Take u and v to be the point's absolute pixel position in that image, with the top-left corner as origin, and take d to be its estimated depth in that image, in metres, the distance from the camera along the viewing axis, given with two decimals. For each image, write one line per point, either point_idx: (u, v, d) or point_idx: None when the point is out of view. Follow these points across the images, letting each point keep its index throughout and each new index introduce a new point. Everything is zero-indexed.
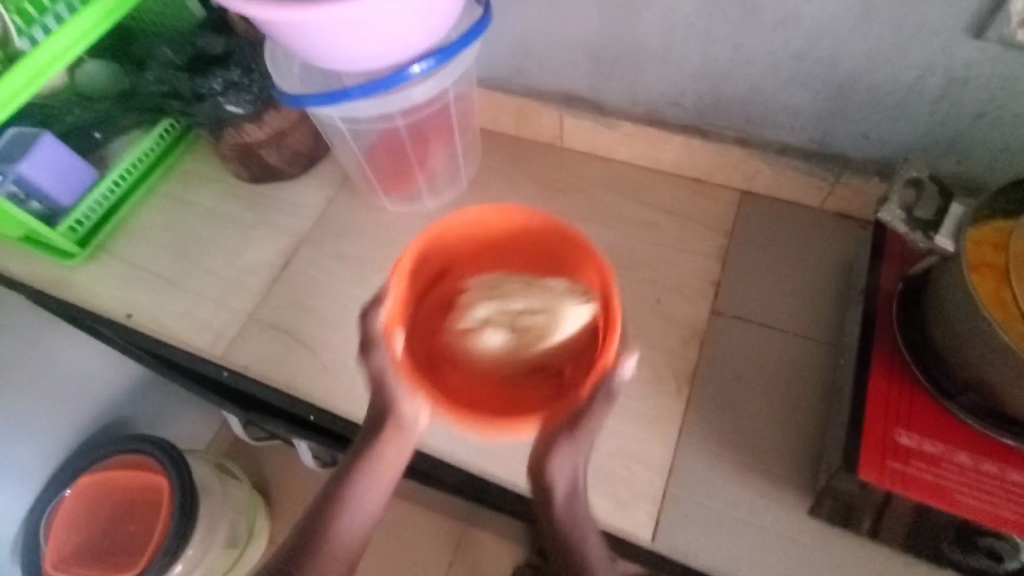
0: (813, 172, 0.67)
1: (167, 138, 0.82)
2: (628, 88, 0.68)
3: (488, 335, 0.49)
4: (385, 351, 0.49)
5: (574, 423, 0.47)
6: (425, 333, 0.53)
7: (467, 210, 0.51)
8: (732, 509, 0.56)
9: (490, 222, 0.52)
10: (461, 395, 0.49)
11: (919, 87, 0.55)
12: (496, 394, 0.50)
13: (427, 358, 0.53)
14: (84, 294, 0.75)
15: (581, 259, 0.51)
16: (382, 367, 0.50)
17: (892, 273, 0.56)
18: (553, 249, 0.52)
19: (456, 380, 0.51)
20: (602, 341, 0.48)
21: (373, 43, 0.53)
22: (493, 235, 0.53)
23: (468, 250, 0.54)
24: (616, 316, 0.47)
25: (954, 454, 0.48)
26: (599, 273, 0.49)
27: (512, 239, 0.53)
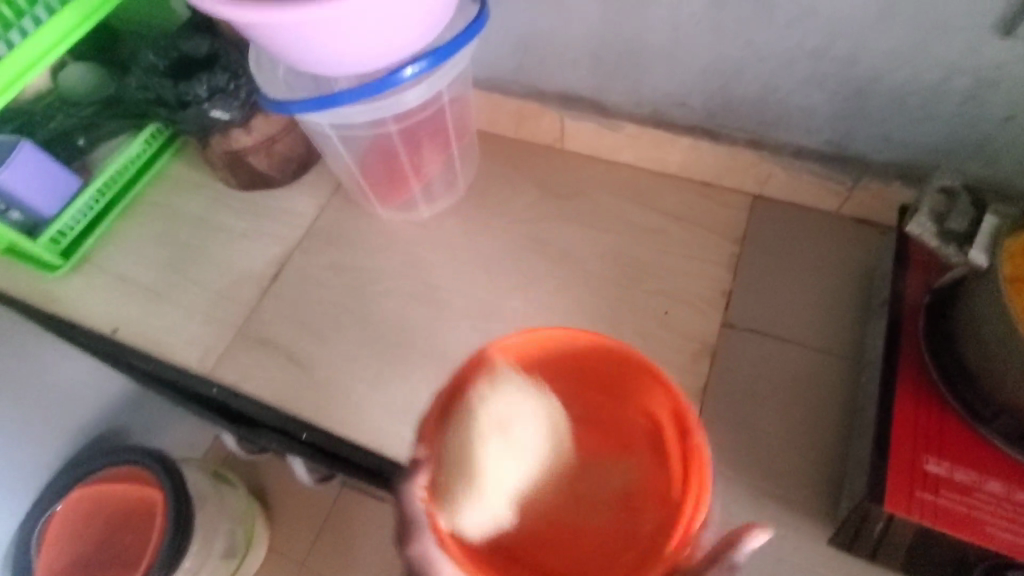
0: (830, 175, 0.63)
1: (154, 146, 0.78)
2: (633, 88, 0.65)
3: (471, 516, 0.39)
4: (423, 537, 0.38)
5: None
6: (451, 450, 0.48)
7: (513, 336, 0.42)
8: (745, 537, 0.53)
9: (522, 362, 0.43)
10: (568, 574, 0.40)
11: (945, 86, 0.52)
12: (601, 559, 0.41)
13: (458, 467, 0.47)
14: (69, 307, 0.72)
15: (639, 381, 0.43)
16: (424, 552, 0.38)
17: (917, 284, 0.53)
18: (612, 380, 0.44)
19: (509, 488, 0.48)
20: (676, 483, 0.41)
21: (362, 46, 0.50)
22: (581, 358, 0.44)
23: (561, 365, 0.44)
24: (700, 460, 0.39)
25: (986, 483, 0.45)
26: (666, 399, 0.42)
27: (561, 355, 0.44)
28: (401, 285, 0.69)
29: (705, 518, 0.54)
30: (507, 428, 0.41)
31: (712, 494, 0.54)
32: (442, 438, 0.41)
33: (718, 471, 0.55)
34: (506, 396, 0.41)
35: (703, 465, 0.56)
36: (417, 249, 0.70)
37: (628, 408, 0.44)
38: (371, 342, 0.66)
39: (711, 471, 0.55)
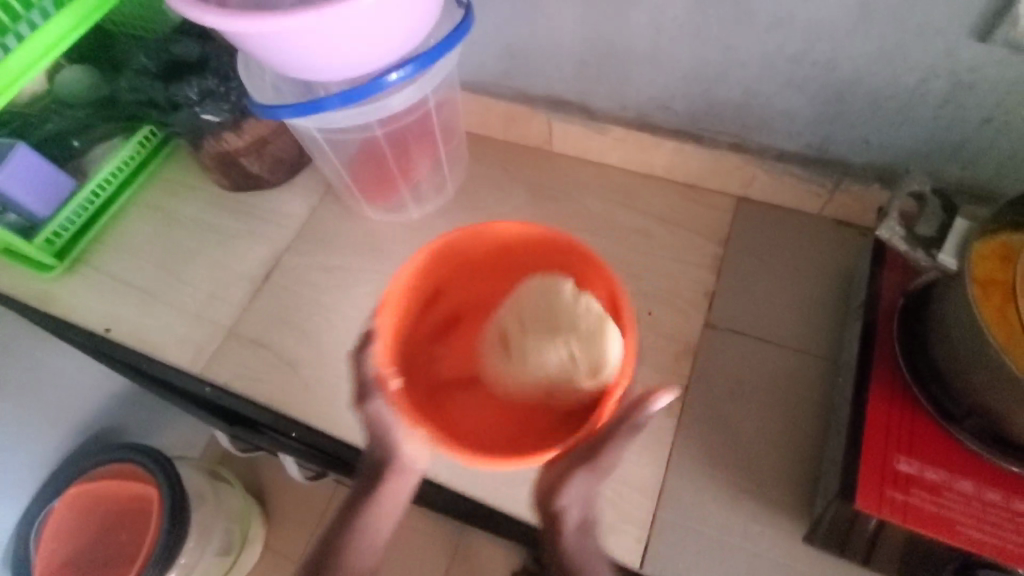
0: (812, 178, 0.64)
1: (146, 148, 0.80)
2: (618, 91, 0.66)
3: (546, 351, 0.51)
4: (377, 401, 0.51)
5: (597, 451, 0.47)
6: (423, 364, 0.57)
7: (442, 235, 0.54)
8: (725, 534, 0.54)
9: (527, 238, 0.55)
10: (472, 429, 0.54)
11: (923, 90, 0.52)
12: (524, 426, 0.53)
13: (428, 390, 0.56)
14: (63, 307, 0.73)
15: (577, 260, 0.55)
16: (379, 412, 0.51)
17: (893, 286, 0.54)
18: (546, 253, 0.56)
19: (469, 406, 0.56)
20: (611, 333, 0.52)
21: (349, 51, 0.50)
22: (490, 250, 0.57)
23: (474, 260, 0.58)
24: (628, 330, 0.50)
25: (957, 482, 0.46)
26: (605, 284, 0.52)
27: (465, 255, 0.57)
28: (390, 285, 0.70)
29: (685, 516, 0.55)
30: (562, 356, 0.50)
31: (692, 492, 0.55)
32: (396, 343, 0.54)
33: (698, 469, 0.56)
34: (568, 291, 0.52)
35: (684, 464, 0.56)
36: (406, 250, 0.71)
37: (582, 276, 0.54)
38: (360, 341, 0.67)
39: (691, 469, 0.56)
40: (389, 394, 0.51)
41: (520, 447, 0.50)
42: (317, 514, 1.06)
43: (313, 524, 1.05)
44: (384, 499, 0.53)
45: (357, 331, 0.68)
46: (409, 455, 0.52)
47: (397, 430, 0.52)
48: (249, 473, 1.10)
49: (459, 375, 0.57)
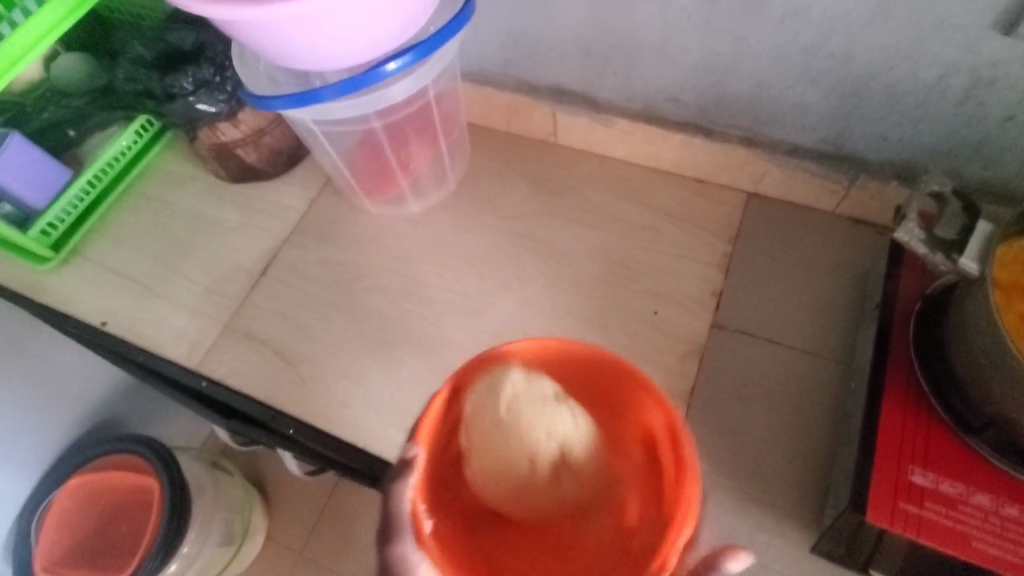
0: (826, 174, 0.62)
1: (145, 136, 0.78)
2: (625, 83, 0.63)
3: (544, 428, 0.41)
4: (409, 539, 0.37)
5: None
6: (448, 494, 0.43)
7: (500, 348, 0.42)
8: (729, 542, 0.52)
9: (529, 363, 0.43)
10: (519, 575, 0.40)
11: (943, 86, 0.50)
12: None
13: (461, 510, 0.43)
14: (58, 300, 0.72)
15: (636, 392, 0.42)
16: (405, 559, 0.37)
17: (911, 290, 0.51)
18: (609, 389, 0.43)
19: (493, 525, 0.45)
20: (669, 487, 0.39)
21: (342, 40, 0.49)
22: (563, 368, 0.44)
23: (568, 384, 0.44)
24: (691, 465, 0.38)
25: (973, 495, 0.44)
26: (663, 414, 0.40)
27: (563, 368, 0.44)
28: (389, 280, 0.68)
29: None
30: (553, 433, 0.41)
31: (696, 499, 0.54)
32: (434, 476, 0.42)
33: (703, 475, 0.55)
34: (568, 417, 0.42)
35: None
36: (407, 244, 0.70)
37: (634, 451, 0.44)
38: (358, 338, 0.66)
39: (696, 475, 0.55)
40: (423, 540, 0.37)
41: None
42: (316, 511, 1.00)
43: (312, 521, 0.99)
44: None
45: (355, 328, 0.66)
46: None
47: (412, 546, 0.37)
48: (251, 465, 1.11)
49: (496, 502, 0.44)
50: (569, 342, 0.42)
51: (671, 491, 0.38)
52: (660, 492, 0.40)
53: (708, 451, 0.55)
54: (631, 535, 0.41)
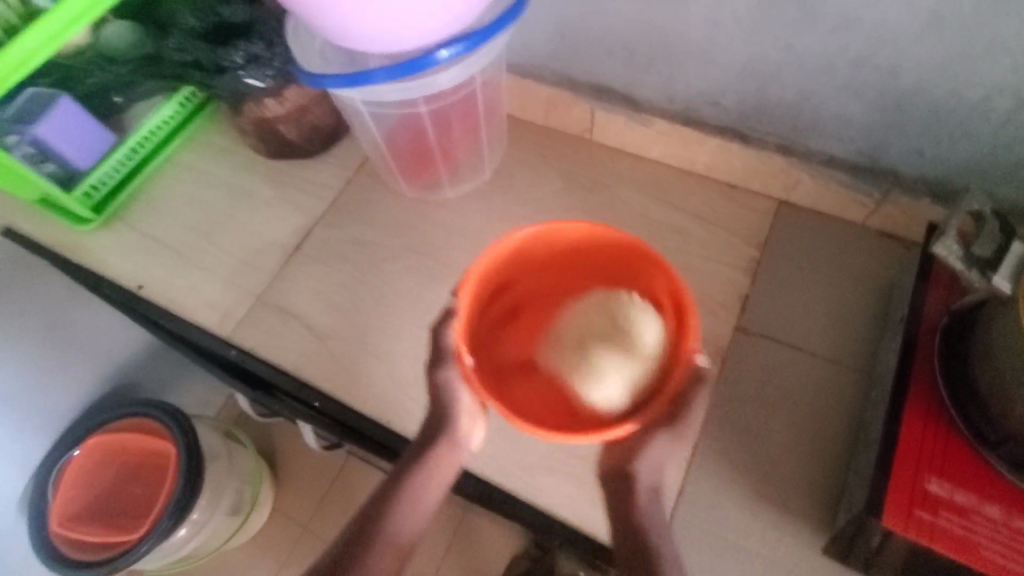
0: (858, 187, 0.63)
1: (187, 107, 0.80)
2: (667, 83, 0.64)
3: (601, 389, 0.48)
4: (453, 364, 0.51)
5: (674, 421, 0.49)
6: (486, 348, 0.54)
7: (559, 221, 0.49)
8: (742, 539, 0.54)
9: (549, 242, 0.51)
10: (528, 407, 0.50)
11: (985, 106, 0.51)
12: (555, 405, 0.50)
13: (495, 367, 0.53)
14: (95, 261, 0.74)
15: (650, 268, 0.49)
16: (450, 378, 0.51)
17: (937, 304, 0.52)
18: (613, 273, 0.54)
19: (529, 390, 0.51)
20: (672, 339, 0.48)
21: (399, 23, 0.50)
22: (578, 252, 0.53)
23: (597, 271, 0.54)
24: (691, 331, 0.45)
25: (986, 507, 0.45)
26: (669, 281, 0.48)
27: (584, 248, 0.52)
28: (420, 263, 0.69)
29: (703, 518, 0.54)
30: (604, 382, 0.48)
31: (711, 495, 0.55)
32: (476, 328, 0.52)
33: (720, 473, 0.56)
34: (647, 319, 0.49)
35: (705, 466, 0.56)
36: (439, 230, 0.71)
37: (610, 269, 0.54)
38: (387, 317, 0.67)
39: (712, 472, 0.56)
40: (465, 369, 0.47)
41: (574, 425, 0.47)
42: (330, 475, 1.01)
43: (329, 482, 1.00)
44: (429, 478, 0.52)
45: (385, 307, 0.68)
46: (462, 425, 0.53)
47: (455, 377, 0.51)
48: (261, 437, 1.18)
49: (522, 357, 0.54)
50: (585, 223, 0.50)
51: (681, 339, 0.47)
52: (675, 336, 0.48)
53: (727, 451, 0.56)
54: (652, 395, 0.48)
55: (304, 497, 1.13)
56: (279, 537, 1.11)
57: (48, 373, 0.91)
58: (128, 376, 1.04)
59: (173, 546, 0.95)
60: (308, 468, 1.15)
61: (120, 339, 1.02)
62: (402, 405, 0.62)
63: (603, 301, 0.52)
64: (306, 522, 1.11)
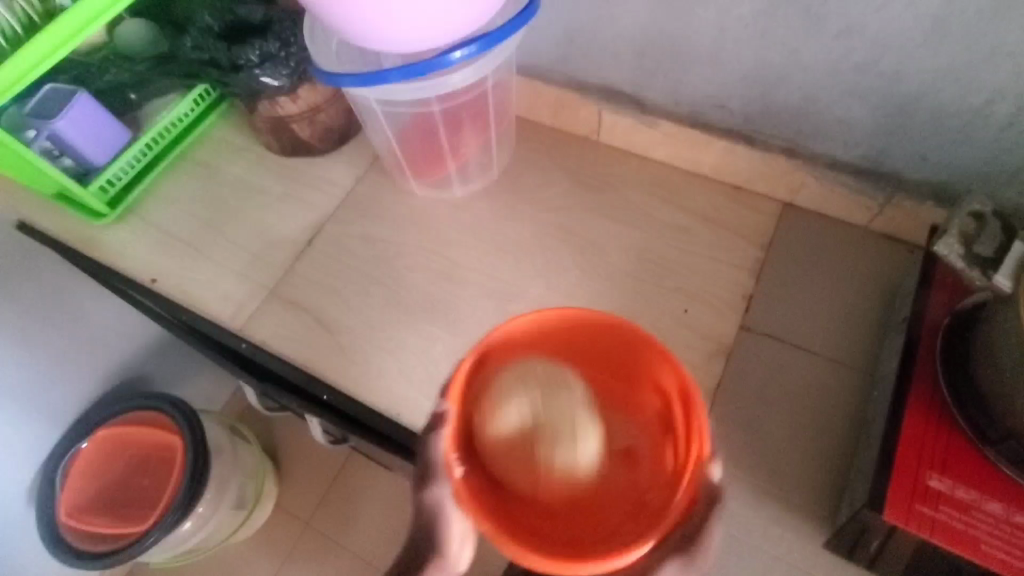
0: (863, 190, 0.64)
1: (201, 105, 0.81)
2: (674, 86, 0.65)
3: (580, 446, 0.42)
4: (444, 479, 0.43)
5: (688, 542, 0.41)
6: (479, 452, 0.47)
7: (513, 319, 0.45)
8: (743, 533, 0.55)
9: (534, 342, 0.47)
10: (538, 532, 0.42)
11: (989, 111, 0.52)
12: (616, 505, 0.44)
13: (490, 482, 0.44)
14: (109, 255, 0.75)
15: (653, 360, 0.45)
16: (439, 497, 0.43)
17: (939, 305, 0.53)
18: (611, 352, 0.47)
19: (522, 506, 0.44)
20: (682, 447, 0.44)
21: (414, 25, 0.51)
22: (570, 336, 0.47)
23: (612, 357, 0.48)
24: (699, 432, 0.43)
25: (986, 502, 0.46)
26: (676, 377, 0.44)
27: (583, 339, 0.47)
28: (428, 260, 0.71)
29: None
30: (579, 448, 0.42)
31: (714, 490, 0.56)
32: (466, 429, 0.45)
33: (723, 468, 0.57)
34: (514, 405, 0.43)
35: (709, 461, 0.57)
36: (447, 228, 0.72)
37: (647, 396, 0.47)
38: (395, 313, 0.68)
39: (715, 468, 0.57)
40: (455, 480, 0.43)
41: (592, 544, 0.41)
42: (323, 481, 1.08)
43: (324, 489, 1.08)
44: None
45: (394, 304, 0.69)
46: (448, 545, 0.44)
47: (445, 497, 0.43)
48: (266, 433, 1.19)
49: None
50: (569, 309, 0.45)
51: (690, 447, 0.43)
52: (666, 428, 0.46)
53: (731, 449, 0.57)
54: (634, 470, 0.46)
55: (307, 493, 1.14)
56: (282, 533, 1.12)
57: (58, 364, 0.93)
58: (136, 370, 1.06)
59: (178, 539, 0.96)
60: (311, 465, 1.16)
61: (129, 333, 1.03)
62: (410, 399, 0.64)
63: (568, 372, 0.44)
64: (308, 518, 1.12)
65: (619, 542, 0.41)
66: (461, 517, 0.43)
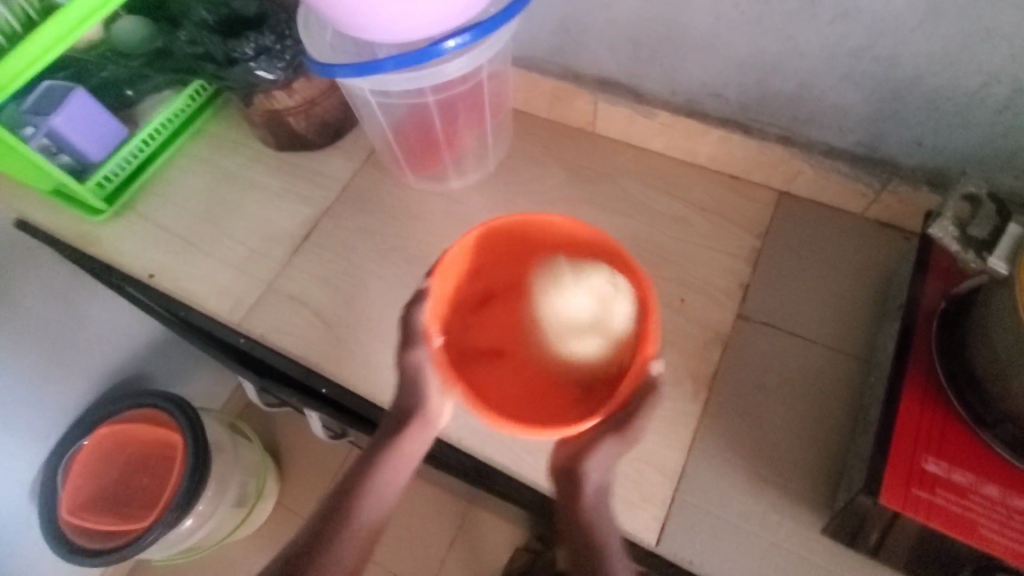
0: (859, 177, 0.63)
1: (197, 101, 0.82)
2: (669, 75, 0.65)
3: (579, 342, 0.53)
4: (422, 347, 0.51)
5: (626, 424, 0.49)
6: (456, 335, 0.56)
7: (495, 218, 0.51)
8: (742, 520, 0.55)
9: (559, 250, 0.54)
10: (490, 390, 0.53)
11: (984, 94, 0.52)
12: (527, 388, 0.54)
13: (459, 351, 0.56)
14: (107, 251, 0.76)
15: (623, 273, 0.50)
16: (422, 361, 0.51)
17: (935, 290, 0.53)
18: (586, 245, 0.53)
19: (496, 377, 0.55)
20: (635, 349, 0.49)
21: (410, 13, 0.51)
22: (555, 241, 0.53)
23: (563, 241, 0.53)
24: (653, 330, 0.47)
25: (984, 486, 0.46)
26: (639, 286, 0.48)
27: (576, 246, 0.53)
28: (425, 253, 0.71)
29: (704, 500, 0.55)
30: (580, 342, 0.53)
31: (713, 478, 0.56)
32: (447, 311, 0.55)
33: (720, 455, 0.57)
34: (588, 287, 0.51)
35: (707, 449, 0.57)
36: (444, 220, 0.72)
37: (608, 262, 0.52)
38: (393, 305, 0.68)
39: (713, 455, 0.57)
40: (431, 349, 0.51)
41: (549, 414, 0.51)
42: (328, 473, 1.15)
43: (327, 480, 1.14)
44: (398, 461, 0.53)
45: (391, 296, 0.69)
46: (431, 401, 0.53)
47: (427, 372, 0.52)
48: (267, 430, 1.20)
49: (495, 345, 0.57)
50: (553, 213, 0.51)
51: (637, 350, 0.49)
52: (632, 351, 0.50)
53: (728, 437, 0.57)
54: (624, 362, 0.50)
55: (307, 490, 1.14)
56: (283, 529, 1.12)
57: (58, 361, 0.93)
58: (137, 367, 1.06)
59: (179, 535, 0.96)
60: (312, 461, 1.16)
61: (129, 330, 1.03)
62: None
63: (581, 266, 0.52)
64: (308, 515, 1.12)
65: (579, 416, 0.50)
66: (437, 379, 0.52)
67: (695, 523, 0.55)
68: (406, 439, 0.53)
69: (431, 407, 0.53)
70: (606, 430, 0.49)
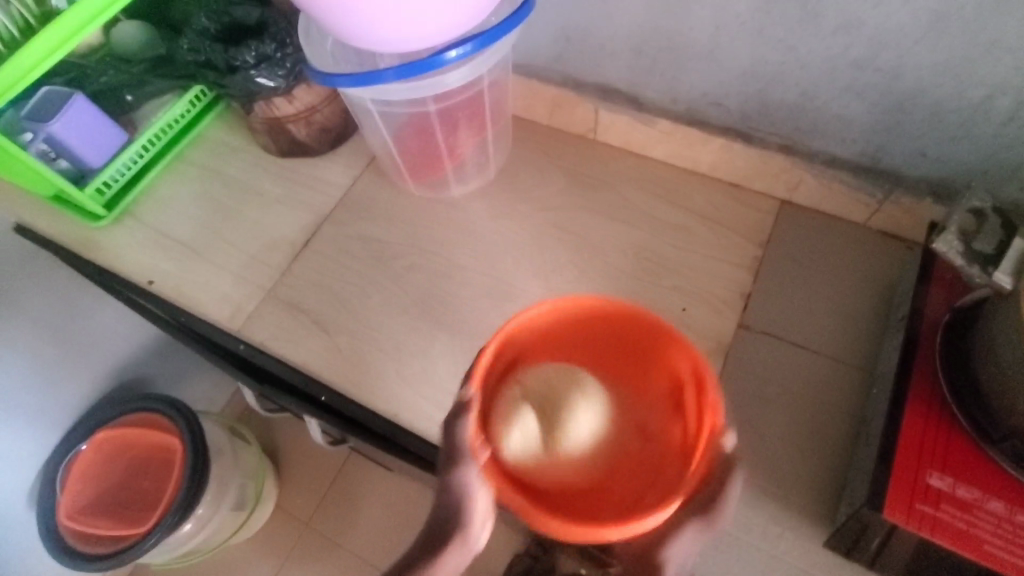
0: (861, 187, 0.63)
1: (198, 105, 0.82)
2: (670, 84, 0.65)
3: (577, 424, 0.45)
4: (470, 463, 0.42)
5: (710, 508, 0.43)
6: (491, 422, 0.48)
7: (531, 306, 0.45)
8: (743, 532, 0.54)
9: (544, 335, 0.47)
10: (552, 475, 0.43)
11: (988, 107, 0.51)
12: (623, 497, 0.43)
13: (501, 449, 0.48)
14: (106, 257, 0.75)
15: (664, 350, 0.46)
16: (467, 482, 0.42)
17: (938, 303, 0.53)
18: (626, 334, 0.47)
19: (551, 472, 0.44)
20: (694, 419, 0.44)
21: (411, 23, 0.50)
22: (586, 323, 0.47)
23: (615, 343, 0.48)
24: (712, 410, 0.41)
25: (988, 501, 0.46)
26: (689, 359, 0.44)
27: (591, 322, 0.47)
28: (425, 260, 0.70)
29: None
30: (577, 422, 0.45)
31: None
32: (486, 399, 0.45)
33: None
34: (584, 405, 0.46)
35: None
36: (444, 228, 0.72)
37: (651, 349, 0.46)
38: (392, 313, 0.68)
39: None
40: (480, 463, 0.42)
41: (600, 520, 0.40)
42: (328, 476, 1.15)
43: (326, 484, 1.14)
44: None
45: (391, 304, 0.68)
46: (474, 522, 0.43)
47: (473, 481, 0.42)
48: (266, 434, 1.19)
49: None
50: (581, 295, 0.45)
51: (698, 424, 0.43)
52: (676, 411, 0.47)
53: (730, 448, 0.57)
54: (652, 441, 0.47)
55: (306, 494, 1.14)
56: (282, 534, 1.12)
57: (56, 367, 0.93)
58: (135, 372, 1.06)
59: (179, 540, 0.96)
60: (311, 465, 1.16)
61: (128, 334, 1.03)
62: (407, 400, 0.63)
63: (555, 369, 0.47)
64: (307, 519, 1.12)
65: (646, 505, 0.41)
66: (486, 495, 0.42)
67: (696, 535, 0.54)
68: (440, 567, 0.43)
69: (468, 529, 0.43)
70: (691, 511, 0.43)
